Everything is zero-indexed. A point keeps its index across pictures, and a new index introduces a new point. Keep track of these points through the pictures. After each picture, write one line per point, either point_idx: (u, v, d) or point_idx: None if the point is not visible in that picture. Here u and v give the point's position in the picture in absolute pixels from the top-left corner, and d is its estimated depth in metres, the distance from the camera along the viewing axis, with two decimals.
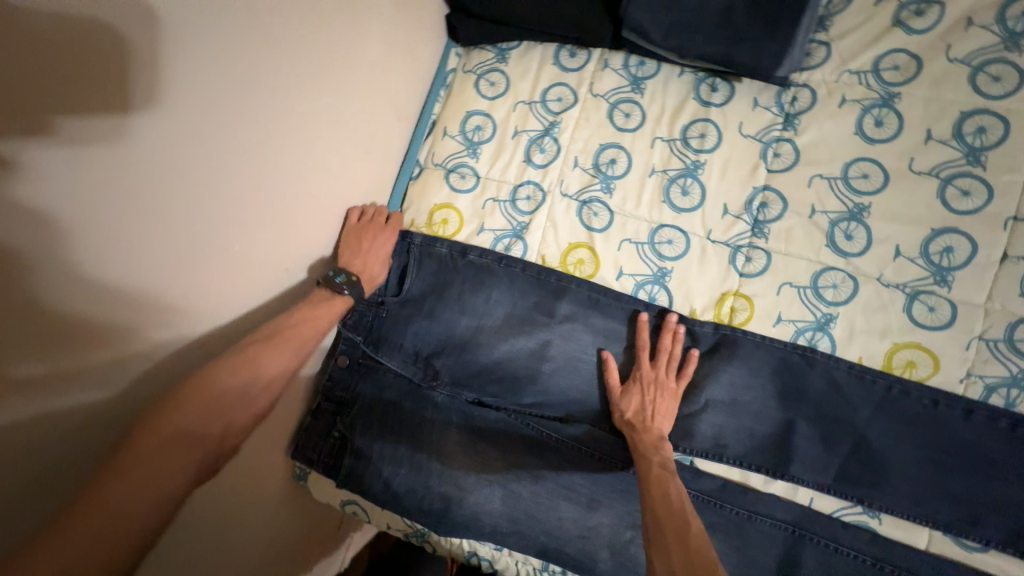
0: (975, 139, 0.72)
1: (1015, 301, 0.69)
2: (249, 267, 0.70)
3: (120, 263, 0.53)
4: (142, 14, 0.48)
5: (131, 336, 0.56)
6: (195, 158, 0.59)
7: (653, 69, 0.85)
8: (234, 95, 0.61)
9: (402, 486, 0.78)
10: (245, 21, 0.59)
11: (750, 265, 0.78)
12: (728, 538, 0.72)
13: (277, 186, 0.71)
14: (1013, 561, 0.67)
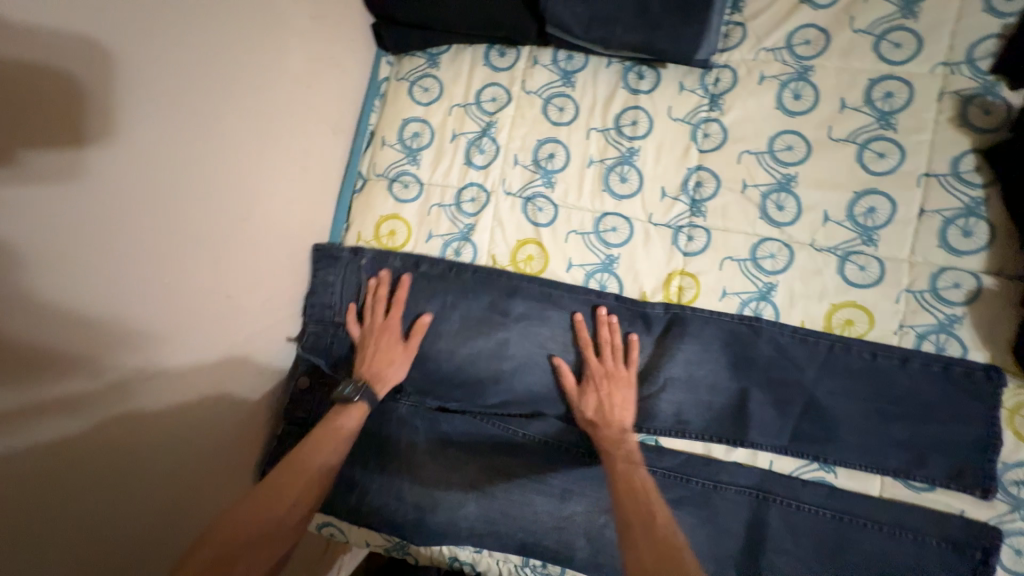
0: (885, 104, 0.77)
1: (935, 252, 0.73)
2: (184, 299, 0.66)
3: (92, 293, 0.56)
4: (97, 58, 0.52)
5: (110, 362, 0.59)
6: (106, 186, 0.56)
7: (581, 62, 0.86)
8: (141, 117, 0.58)
9: (376, 501, 0.77)
10: (144, 43, 0.57)
11: (693, 243, 0.80)
12: (697, 509, 0.74)
13: (206, 209, 0.68)
14: (958, 495, 0.71)
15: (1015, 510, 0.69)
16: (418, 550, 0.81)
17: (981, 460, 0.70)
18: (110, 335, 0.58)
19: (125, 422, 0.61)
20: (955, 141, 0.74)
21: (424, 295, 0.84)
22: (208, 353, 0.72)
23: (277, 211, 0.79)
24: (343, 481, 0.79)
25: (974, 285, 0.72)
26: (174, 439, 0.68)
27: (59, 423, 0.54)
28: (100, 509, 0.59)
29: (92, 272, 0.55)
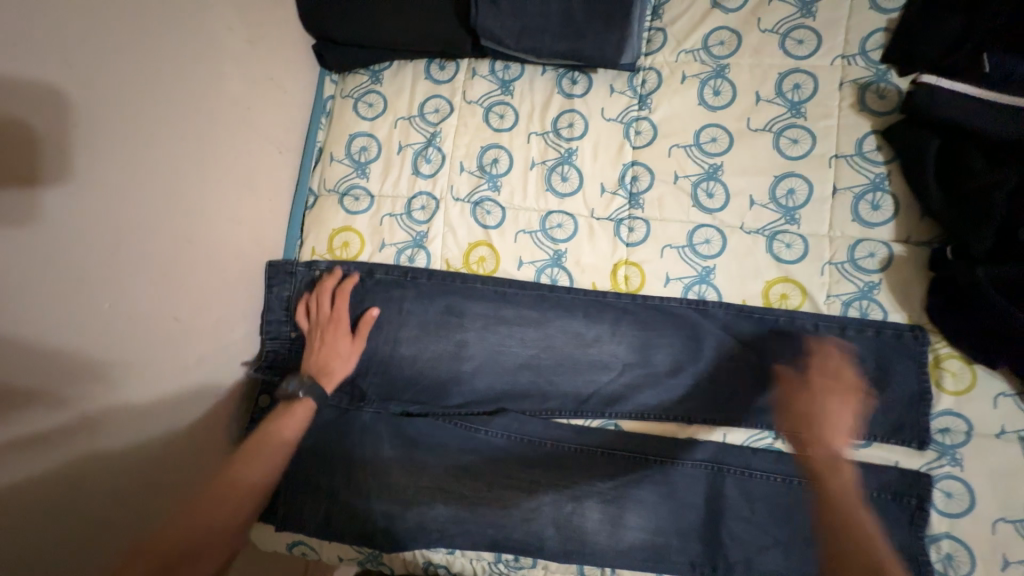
0: (794, 95, 0.84)
1: (850, 226, 0.80)
2: (126, 324, 0.65)
3: (48, 328, 0.57)
4: (52, 106, 0.55)
5: (71, 396, 0.60)
6: (41, 224, 0.55)
7: (518, 71, 0.91)
8: (67, 144, 0.57)
9: (344, 513, 0.77)
10: (67, 78, 0.57)
11: (634, 234, 0.84)
12: (657, 487, 0.77)
13: (146, 232, 0.67)
14: (892, 448, 0.76)
15: (943, 456, 0.74)
16: (392, 558, 0.81)
17: (910, 412, 0.75)
18: (44, 368, 0.57)
19: (62, 455, 0.60)
20: (857, 124, 0.82)
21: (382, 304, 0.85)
22: (162, 381, 0.71)
23: (225, 230, 0.79)
24: (309, 496, 0.78)
25: (887, 253, 0.79)
26: (118, 476, 0.66)
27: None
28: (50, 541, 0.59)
29: (20, 305, 0.54)
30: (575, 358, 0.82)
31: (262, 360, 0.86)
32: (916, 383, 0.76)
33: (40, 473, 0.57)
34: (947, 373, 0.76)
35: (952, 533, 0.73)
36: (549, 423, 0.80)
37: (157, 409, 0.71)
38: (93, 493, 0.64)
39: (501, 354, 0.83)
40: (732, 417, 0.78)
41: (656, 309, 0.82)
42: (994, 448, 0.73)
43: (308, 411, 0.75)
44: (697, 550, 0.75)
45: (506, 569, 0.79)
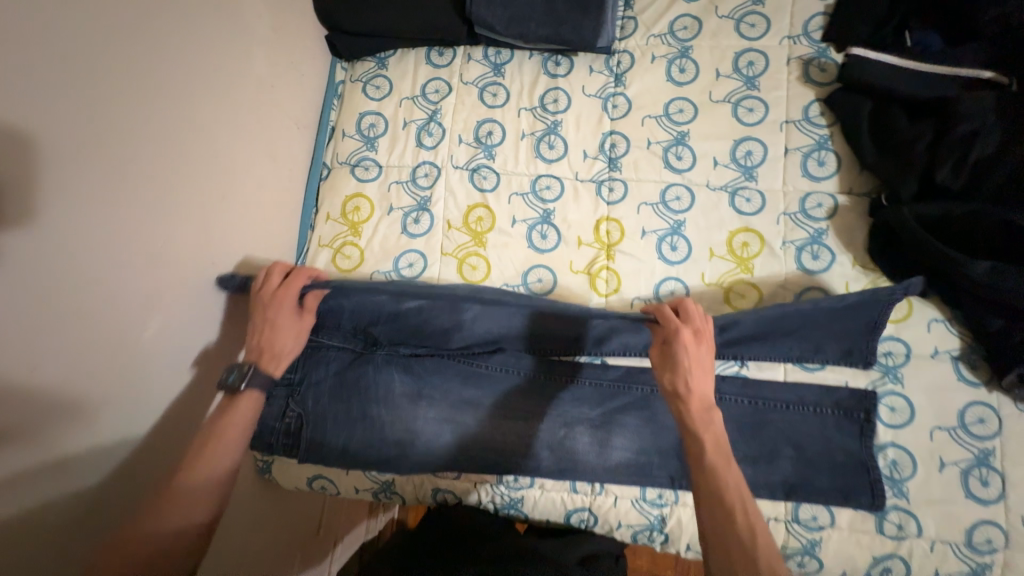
0: (749, 71, 0.96)
1: (800, 181, 0.92)
2: (153, 277, 0.71)
3: (64, 323, 0.61)
4: (60, 112, 0.59)
5: (87, 378, 0.64)
6: (55, 230, 0.59)
7: (508, 55, 1.03)
8: (104, 108, 0.64)
9: (358, 444, 0.86)
10: (81, 80, 0.61)
11: (614, 193, 0.95)
12: (639, 411, 0.87)
13: (154, 209, 0.71)
14: (845, 370, 0.87)
15: (885, 375, 0.85)
16: (403, 486, 0.90)
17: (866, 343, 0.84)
18: (59, 354, 0.61)
19: (83, 422, 0.64)
20: (804, 94, 0.94)
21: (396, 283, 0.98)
22: (192, 337, 0.78)
23: (252, 191, 0.89)
24: (329, 430, 0.87)
25: (832, 203, 0.91)
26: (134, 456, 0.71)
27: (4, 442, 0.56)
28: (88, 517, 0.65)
29: (39, 298, 0.58)
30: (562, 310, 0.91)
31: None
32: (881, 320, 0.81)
33: (60, 454, 0.62)
34: None
35: (897, 442, 0.82)
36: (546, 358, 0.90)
37: (196, 343, 0.79)
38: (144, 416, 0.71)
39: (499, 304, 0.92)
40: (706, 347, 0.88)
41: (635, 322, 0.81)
42: (927, 366, 0.84)
43: (255, 402, 0.75)
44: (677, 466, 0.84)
45: (507, 491, 0.88)
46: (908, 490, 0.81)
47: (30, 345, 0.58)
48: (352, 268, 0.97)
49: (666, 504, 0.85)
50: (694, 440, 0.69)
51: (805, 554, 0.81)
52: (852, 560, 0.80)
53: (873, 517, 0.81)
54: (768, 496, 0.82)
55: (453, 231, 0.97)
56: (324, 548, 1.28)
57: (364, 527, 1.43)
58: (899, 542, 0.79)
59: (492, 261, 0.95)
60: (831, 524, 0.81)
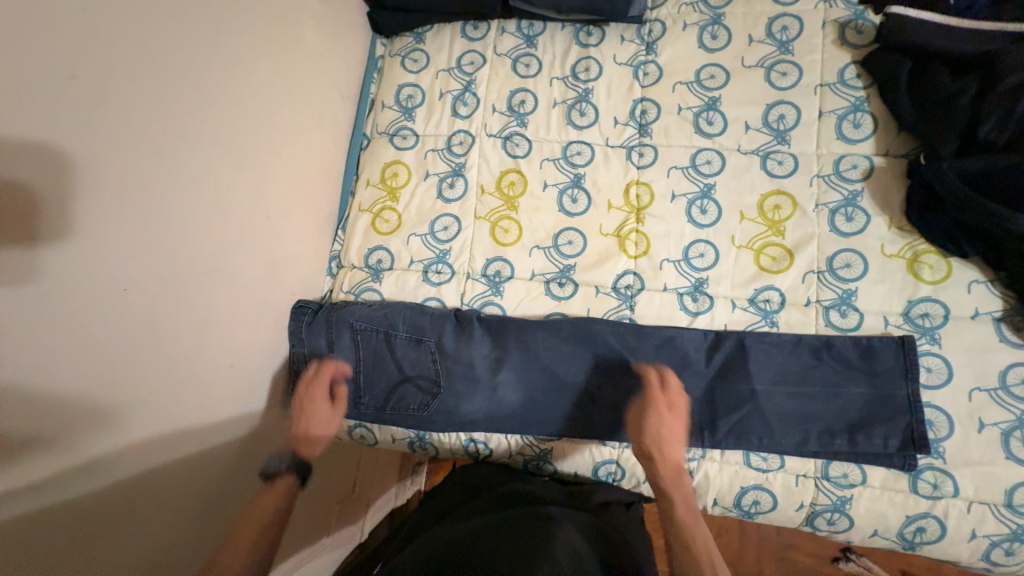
0: (783, 35, 0.96)
1: (835, 144, 0.92)
2: (216, 224, 0.80)
3: (146, 261, 0.69)
4: (139, 70, 0.67)
5: (161, 312, 0.72)
6: (140, 177, 0.68)
7: (540, 27, 1.06)
8: (180, 68, 0.72)
9: (406, 413, 0.92)
10: (155, 41, 0.69)
11: (644, 158, 0.97)
12: (671, 369, 0.88)
13: (211, 167, 0.78)
14: (888, 346, 0.84)
15: (922, 336, 0.84)
16: (438, 440, 0.95)
17: (907, 418, 0.81)
18: (143, 287, 0.69)
19: (157, 352, 0.71)
20: (839, 56, 0.94)
21: (434, 318, 0.93)
22: (244, 284, 0.86)
23: (299, 153, 0.96)
24: (381, 404, 0.93)
25: (867, 165, 0.90)
26: (200, 391, 0.79)
27: (98, 360, 0.64)
28: (169, 442, 0.74)
29: (128, 235, 0.67)
30: (598, 345, 0.90)
31: (336, 284, 1.04)
32: (895, 346, 0.83)
33: (144, 379, 0.70)
34: (924, 265, 0.86)
35: (933, 403, 0.81)
36: (571, 348, 0.90)
37: (252, 289, 0.87)
38: (212, 351, 0.80)
39: (533, 353, 0.90)
40: (741, 340, 0.88)
41: (635, 378, 0.89)
42: (966, 326, 0.83)
43: (290, 484, 0.80)
44: (703, 422, 0.86)
45: (537, 443, 0.92)
46: (944, 451, 0.80)
47: (118, 277, 0.66)
48: (390, 231, 1.02)
49: (693, 458, 0.86)
50: (661, 496, 0.77)
51: (835, 512, 0.82)
52: (884, 519, 0.80)
53: (907, 477, 0.80)
54: (796, 454, 0.83)
55: (487, 196, 1.00)
56: (359, 508, 1.36)
57: (392, 492, 1.51)
58: (934, 502, 0.79)
59: (524, 224, 0.98)
60: (862, 482, 0.81)
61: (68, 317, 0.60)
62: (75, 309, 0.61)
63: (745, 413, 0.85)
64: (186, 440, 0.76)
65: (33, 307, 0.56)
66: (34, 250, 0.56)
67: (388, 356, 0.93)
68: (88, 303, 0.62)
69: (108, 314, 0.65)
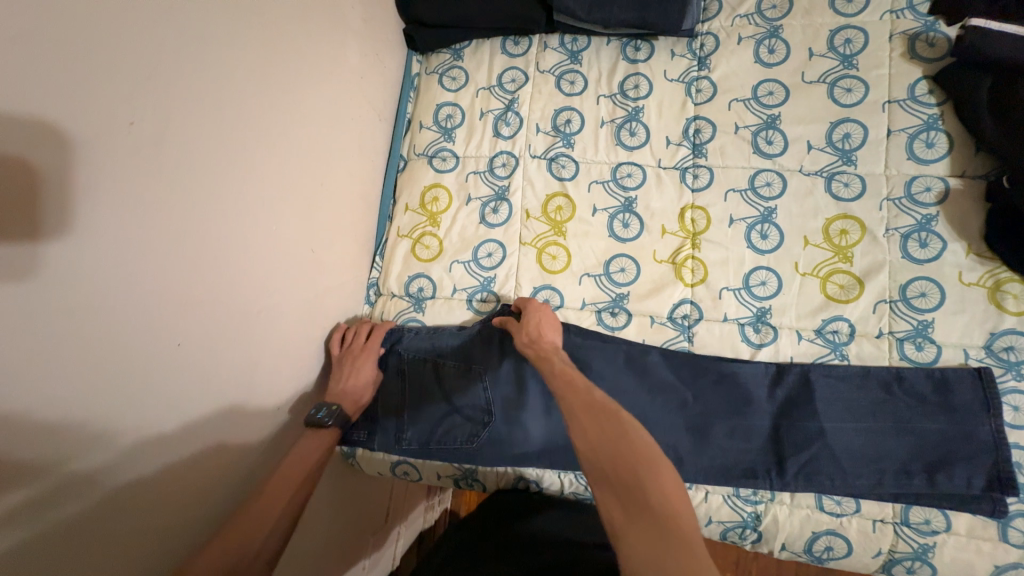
0: (846, 49, 0.91)
1: (905, 164, 0.86)
2: (263, 261, 0.78)
3: (190, 308, 0.66)
4: (188, 108, 0.64)
5: (207, 358, 0.69)
6: (188, 221, 0.65)
7: (584, 42, 1.02)
8: (234, 105, 0.70)
9: (449, 447, 0.88)
10: (204, 77, 0.66)
11: (699, 180, 0.92)
12: (733, 406, 0.84)
13: (255, 204, 0.75)
14: (965, 378, 0.78)
15: (1007, 372, 0.79)
16: (485, 473, 0.93)
17: (991, 457, 0.75)
18: (190, 336, 0.66)
19: (204, 401, 0.69)
20: (907, 71, 0.89)
21: (480, 346, 0.90)
22: (285, 320, 0.83)
23: (341, 181, 0.94)
24: (425, 436, 0.89)
25: (942, 187, 0.85)
26: (246, 433, 0.76)
27: (149, 413, 0.61)
28: (217, 491, 0.71)
29: (174, 283, 0.63)
30: (649, 383, 0.86)
31: (375, 312, 1.01)
32: (977, 392, 0.77)
33: (191, 432, 0.67)
34: (1008, 295, 0.80)
35: (1020, 444, 0.76)
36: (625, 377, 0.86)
37: (291, 325, 0.85)
38: (262, 391, 0.79)
39: None
40: (805, 373, 0.83)
41: (695, 411, 0.85)
42: None
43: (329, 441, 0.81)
44: (768, 461, 0.82)
45: None
46: None
47: (166, 329, 0.63)
48: (431, 258, 0.98)
49: (761, 501, 0.82)
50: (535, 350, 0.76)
51: (915, 560, 0.77)
52: (970, 569, 0.75)
53: (996, 524, 0.75)
54: (873, 497, 0.78)
55: (532, 221, 0.96)
56: (392, 537, 1.34)
57: (421, 507, 1.47)
58: None
59: (573, 251, 0.94)
60: (947, 530, 0.76)
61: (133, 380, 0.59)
62: (138, 369, 0.59)
63: (814, 453, 0.80)
64: (232, 490, 0.74)
65: (98, 376, 0.55)
66: (92, 311, 0.54)
67: (432, 381, 0.90)
68: (140, 357, 0.59)
69: (169, 370, 0.63)
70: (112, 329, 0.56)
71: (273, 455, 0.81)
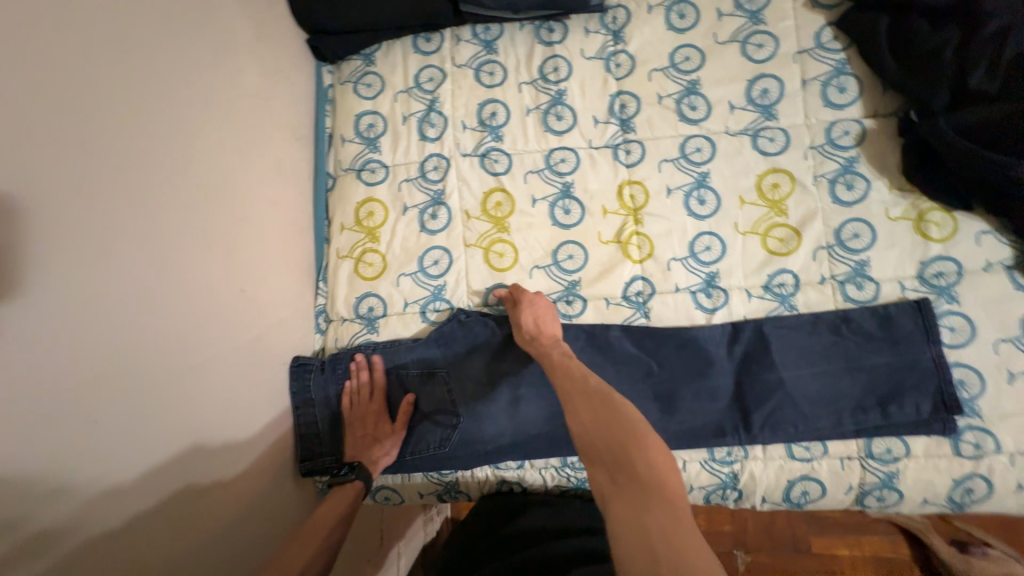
0: (752, 5, 0.92)
1: (822, 111, 0.88)
2: (191, 312, 0.71)
3: (111, 374, 0.60)
4: (65, 158, 0.57)
5: (144, 424, 0.63)
6: (87, 282, 0.58)
7: (497, 31, 0.99)
8: (117, 148, 0.63)
9: (423, 456, 0.88)
10: (77, 121, 0.59)
11: (632, 156, 0.92)
12: (696, 372, 0.85)
13: (168, 250, 0.69)
14: (902, 309, 0.82)
15: (940, 296, 0.82)
16: (466, 483, 0.91)
17: (935, 381, 0.79)
18: (118, 405, 0.60)
19: (148, 470, 0.63)
20: (812, 20, 0.90)
21: (441, 351, 0.90)
22: (227, 368, 0.77)
23: (265, 211, 0.88)
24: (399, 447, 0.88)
25: (859, 129, 0.88)
26: (207, 491, 0.71)
27: (80, 496, 0.56)
28: (187, 559, 0.66)
29: (86, 351, 0.57)
30: (613, 363, 0.86)
31: (328, 340, 0.96)
32: (916, 323, 0.81)
33: (138, 502, 0.62)
34: (931, 224, 0.84)
35: (960, 362, 0.80)
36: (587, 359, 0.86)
37: (239, 371, 0.79)
38: (217, 450, 0.73)
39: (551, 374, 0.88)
40: (759, 329, 0.85)
41: (661, 383, 0.86)
42: (983, 279, 0.81)
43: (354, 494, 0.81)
44: (736, 420, 0.83)
45: (573, 472, 0.89)
46: (980, 408, 0.79)
47: (85, 404, 0.57)
48: (376, 275, 0.95)
49: (736, 460, 0.84)
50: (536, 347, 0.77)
51: (883, 488, 0.81)
52: (932, 486, 0.80)
53: (949, 441, 0.79)
54: (837, 436, 0.81)
55: (473, 221, 0.94)
56: (393, 559, 1.31)
57: (420, 521, 1.43)
58: (978, 462, 0.79)
59: (519, 245, 0.92)
60: (907, 454, 0.80)
61: (50, 470, 0.54)
62: (53, 454, 0.54)
63: (776, 403, 0.82)
64: (205, 553, 0.69)
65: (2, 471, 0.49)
66: None
67: (398, 391, 0.90)
68: (56, 440, 0.54)
69: (93, 454, 0.57)
70: (11, 418, 0.50)
71: (244, 508, 0.77)
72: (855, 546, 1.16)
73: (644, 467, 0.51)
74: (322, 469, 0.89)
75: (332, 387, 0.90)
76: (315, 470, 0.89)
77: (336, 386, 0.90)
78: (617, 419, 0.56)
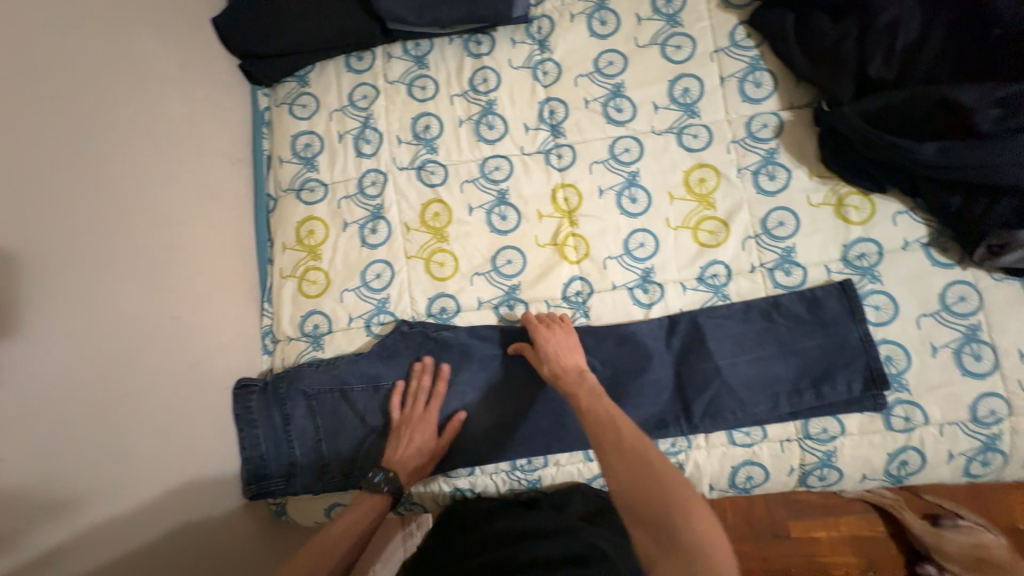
0: (669, 9, 0.95)
1: (741, 106, 0.92)
2: (114, 342, 0.71)
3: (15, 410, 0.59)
4: None
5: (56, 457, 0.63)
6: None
7: (428, 46, 1.01)
8: (25, 188, 0.64)
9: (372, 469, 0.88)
10: None
11: (563, 159, 0.94)
12: (637, 368, 0.87)
13: (84, 284, 0.69)
14: (830, 292, 0.85)
15: (863, 277, 0.85)
16: (420, 493, 0.91)
17: (864, 358, 0.82)
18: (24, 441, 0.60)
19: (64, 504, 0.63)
20: (725, 20, 0.94)
21: (386, 364, 0.90)
22: (160, 397, 0.77)
23: (201, 236, 0.88)
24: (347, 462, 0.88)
25: (777, 121, 0.91)
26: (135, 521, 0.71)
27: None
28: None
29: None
30: None
31: (275, 360, 0.96)
32: (841, 306, 0.84)
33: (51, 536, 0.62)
34: (851, 208, 0.87)
35: (886, 338, 0.83)
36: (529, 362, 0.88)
37: (172, 399, 0.79)
38: (146, 479, 0.73)
39: (495, 378, 0.89)
40: (694, 320, 0.87)
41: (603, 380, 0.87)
42: (901, 258, 0.85)
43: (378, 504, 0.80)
44: (677, 410, 0.85)
45: (524, 474, 0.89)
46: (908, 382, 0.82)
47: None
48: (320, 292, 0.95)
49: (680, 450, 0.85)
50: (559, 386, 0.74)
51: (824, 467, 0.83)
52: (869, 462, 0.82)
53: (881, 416, 0.82)
54: (775, 420, 0.83)
55: (413, 233, 0.95)
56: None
57: (398, 537, 1.42)
58: (910, 435, 0.81)
59: (458, 254, 0.93)
60: (842, 433, 0.82)
61: None
62: None
63: (714, 392, 0.84)
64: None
65: None
66: None
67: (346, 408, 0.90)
68: None
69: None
70: None
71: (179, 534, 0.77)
72: (834, 528, 1.14)
73: (694, 540, 0.51)
74: (269, 491, 0.90)
75: (278, 409, 0.90)
76: (263, 491, 0.90)
77: (281, 409, 0.90)
78: (667, 488, 0.55)
